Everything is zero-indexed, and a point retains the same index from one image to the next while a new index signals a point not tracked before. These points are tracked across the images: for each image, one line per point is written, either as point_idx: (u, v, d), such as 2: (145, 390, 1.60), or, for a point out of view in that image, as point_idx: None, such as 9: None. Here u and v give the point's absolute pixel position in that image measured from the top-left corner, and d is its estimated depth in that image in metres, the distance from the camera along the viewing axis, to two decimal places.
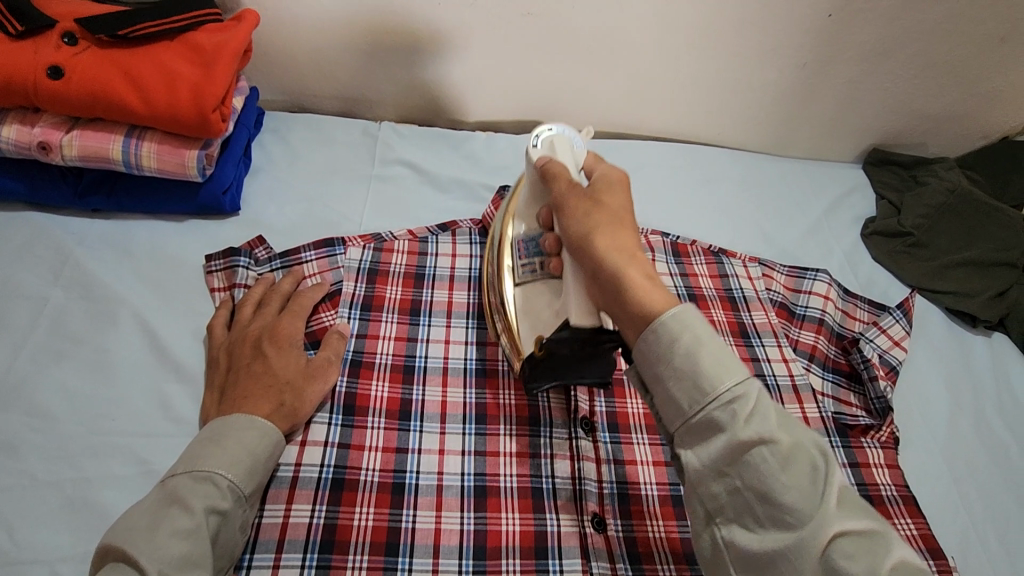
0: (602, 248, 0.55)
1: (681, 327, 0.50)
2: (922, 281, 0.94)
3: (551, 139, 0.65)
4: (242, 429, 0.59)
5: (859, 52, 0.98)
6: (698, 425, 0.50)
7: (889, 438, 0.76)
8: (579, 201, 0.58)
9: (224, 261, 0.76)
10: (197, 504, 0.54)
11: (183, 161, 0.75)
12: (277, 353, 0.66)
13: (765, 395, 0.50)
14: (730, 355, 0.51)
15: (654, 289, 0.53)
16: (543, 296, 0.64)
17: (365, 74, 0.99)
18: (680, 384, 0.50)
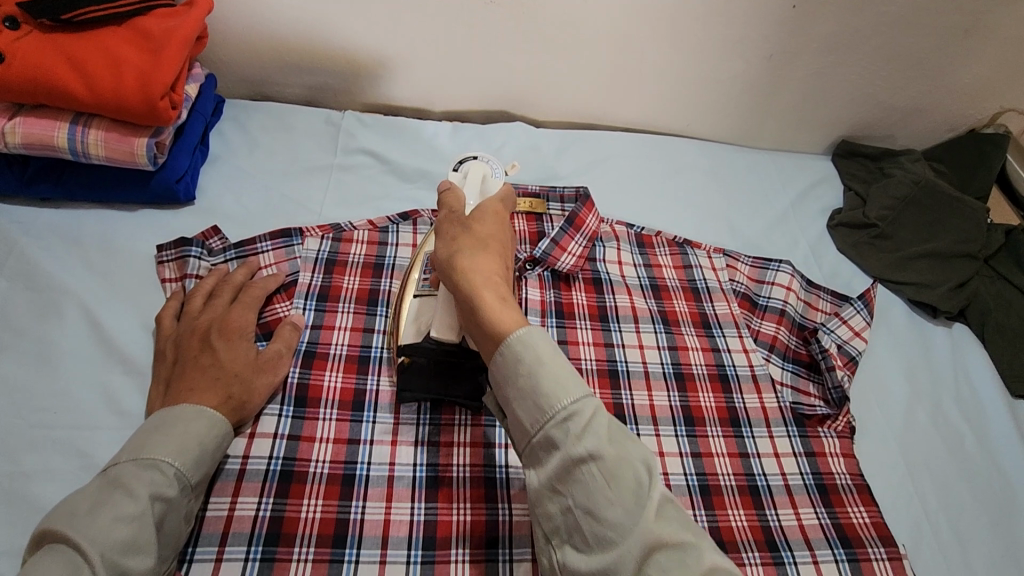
0: (462, 268, 0.59)
1: (524, 348, 0.54)
2: (885, 272, 0.95)
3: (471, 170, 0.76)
4: (188, 419, 0.58)
5: (825, 43, 0.98)
6: (539, 444, 0.53)
7: (846, 427, 0.75)
8: (452, 227, 0.65)
9: (176, 252, 0.74)
10: (141, 491, 0.52)
11: (132, 149, 0.73)
12: (226, 345, 0.65)
13: (601, 413, 0.53)
14: (571, 376, 0.54)
15: (505, 309, 0.57)
16: (429, 306, 0.67)
17: (328, 63, 0.98)
18: (523, 405, 0.54)
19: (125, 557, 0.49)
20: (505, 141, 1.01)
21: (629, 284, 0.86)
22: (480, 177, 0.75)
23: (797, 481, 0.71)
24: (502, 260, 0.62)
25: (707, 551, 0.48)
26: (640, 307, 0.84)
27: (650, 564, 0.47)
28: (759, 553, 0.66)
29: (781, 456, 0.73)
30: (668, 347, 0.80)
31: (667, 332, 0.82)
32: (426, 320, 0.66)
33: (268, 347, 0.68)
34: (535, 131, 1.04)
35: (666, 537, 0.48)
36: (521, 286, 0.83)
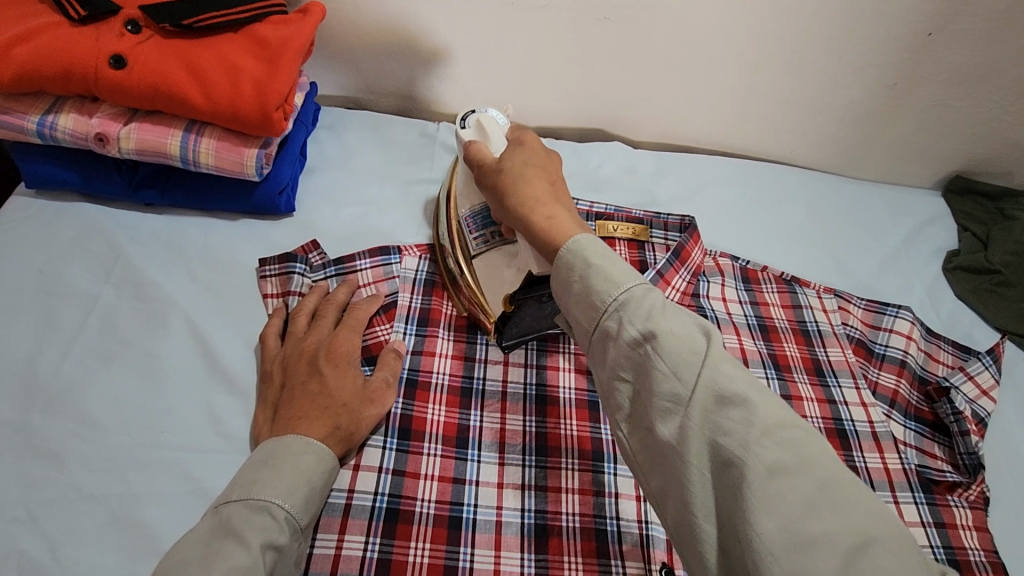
0: (521, 203, 0.57)
1: (627, 307, 0.47)
2: (1010, 324, 0.88)
3: (479, 120, 0.69)
4: (298, 453, 0.54)
5: (954, 74, 0.91)
6: (622, 378, 0.47)
7: (979, 498, 0.70)
8: (489, 175, 0.61)
9: (279, 267, 0.72)
10: (254, 539, 0.48)
11: (242, 159, 0.71)
12: (334, 371, 0.62)
13: (692, 325, 0.45)
14: (685, 324, 0.46)
15: (558, 227, 0.54)
16: (500, 262, 0.67)
17: (424, 73, 0.95)
18: (597, 324, 0.49)
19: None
20: (601, 161, 0.97)
21: (735, 323, 0.81)
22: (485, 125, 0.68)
23: (927, 555, 0.66)
24: (552, 176, 0.60)
25: (779, 411, 0.42)
26: (749, 348, 0.79)
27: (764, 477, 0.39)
28: None
29: (907, 525, 0.67)
30: (780, 396, 0.75)
31: (779, 379, 0.77)
32: (507, 271, 0.66)
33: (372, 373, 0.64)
34: (631, 152, 0.99)
35: (774, 459, 0.40)
36: None
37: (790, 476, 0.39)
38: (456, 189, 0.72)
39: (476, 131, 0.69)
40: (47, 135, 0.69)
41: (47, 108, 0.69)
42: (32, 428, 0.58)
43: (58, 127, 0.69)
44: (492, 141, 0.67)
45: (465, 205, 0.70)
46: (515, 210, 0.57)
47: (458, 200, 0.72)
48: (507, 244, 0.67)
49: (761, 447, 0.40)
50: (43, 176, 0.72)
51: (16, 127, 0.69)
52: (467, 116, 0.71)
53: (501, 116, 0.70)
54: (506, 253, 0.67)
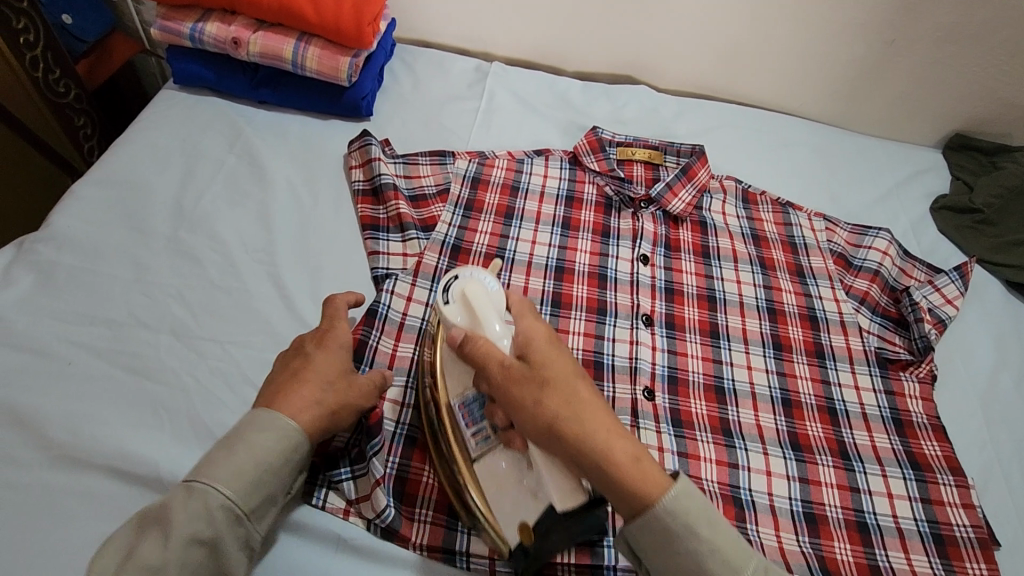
0: (576, 432, 0.54)
1: (658, 512, 0.52)
2: (984, 253, 0.99)
3: (465, 293, 0.62)
4: (262, 432, 0.56)
5: (950, 33, 1.03)
6: (671, 552, 0.52)
7: (928, 374, 0.81)
8: (523, 386, 0.56)
9: (359, 143, 0.90)
10: (178, 531, 0.51)
11: (337, 65, 0.91)
12: (320, 352, 0.63)
13: (721, 525, 0.53)
14: (691, 495, 0.53)
15: (644, 468, 0.53)
16: (509, 479, 0.60)
17: (483, 18, 1.13)
18: (650, 526, 0.52)
19: None
20: (628, 101, 1.13)
21: (731, 231, 0.95)
22: (479, 293, 0.61)
23: (874, 411, 0.78)
24: (593, 391, 0.57)
25: None
26: (740, 250, 0.93)
27: None
28: (832, 458, 0.73)
29: (861, 389, 0.80)
30: (763, 286, 0.89)
31: (764, 274, 0.90)
32: (525, 498, 0.59)
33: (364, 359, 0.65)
34: (656, 95, 1.15)
35: None
36: (637, 219, 0.94)
37: None
38: (449, 362, 0.65)
39: (463, 310, 0.62)
40: (196, 39, 0.91)
41: (198, 18, 0.91)
42: (179, 240, 0.78)
43: (205, 33, 0.90)
44: (493, 325, 0.60)
45: (454, 394, 0.63)
46: (578, 447, 0.53)
47: (444, 368, 0.65)
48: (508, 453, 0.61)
49: None
50: (186, 72, 0.94)
51: (175, 32, 0.91)
52: (449, 284, 0.64)
53: (489, 281, 0.64)
54: (512, 468, 0.61)
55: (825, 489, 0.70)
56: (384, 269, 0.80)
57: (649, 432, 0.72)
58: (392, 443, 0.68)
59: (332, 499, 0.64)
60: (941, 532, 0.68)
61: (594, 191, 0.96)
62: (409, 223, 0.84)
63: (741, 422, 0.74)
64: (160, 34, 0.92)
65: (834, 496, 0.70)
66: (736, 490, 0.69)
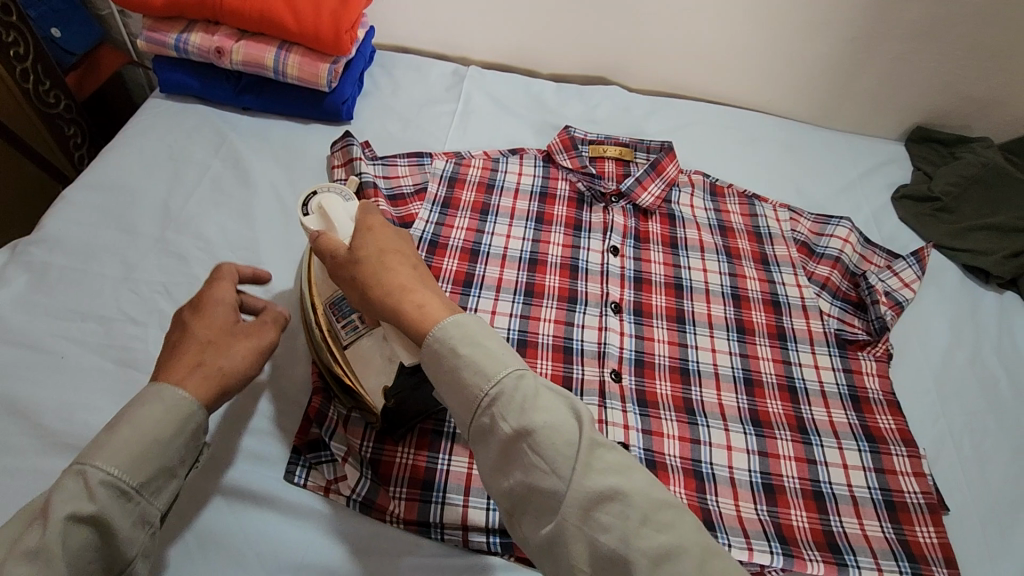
0: (380, 288, 0.58)
1: (439, 343, 0.53)
2: (943, 239, 1.02)
3: (322, 205, 0.67)
4: (136, 405, 0.54)
5: (906, 29, 1.07)
6: (478, 425, 0.52)
7: (884, 353, 0.85)
8: (352, 262, 0.60)
9: (341, 144, 0.95)
10: (57, 510, 0.48)
11: (316, 72, 0.95)
12: (198, 315, 0.62)
13: (523, 379, 0.51)
14: (492, 352, 0.53)
15: (429, 313, 0.56)
16: (370, 352, 0.67)
17: (460, 24, 1.17)
18: (451, 392, 0.53)
19: None
20: (601, 101, 1.17)
21: (699, 222, 0.99)
22: (330, 207, 0.66)
23: (833, 389, 0.82)
24: (409, 257, 0.61)
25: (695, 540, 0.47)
26: (706, 240, 0.97)
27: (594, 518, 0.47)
28: (791, 433, 0.77)
29: (820, 368, 0.84)
30: (728, 273, 0.93)
31: (729, 262, 0.94)
32: (380, 365, 0.67)
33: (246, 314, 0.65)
34: (628, 95, 1.19)
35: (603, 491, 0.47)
36: (607, 212, 0.98)
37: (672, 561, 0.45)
38: (318, 277, 0.71)
39: (319, 218, 0.67)
40: (181, 49, 0.95)
41: (183, 29, 0.95)
42: (167, 240, 0.82)
43: (190, 44, 0.94)
44: (341, 228, 0.65)
45: (326, 294, 0.70)
46: (386, 304, 0.57)
47: (317, 281, 0.71)
48: (368, 338, 0.68)
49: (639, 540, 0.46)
50: (173, 81, 0.98)
51: (161, 43, 0.95)
52: (308, 200, 0.69)
53: (348, 200, 0.68)
54: (376, 347, 0.67)
55: (783, 462, 0.74)
56: None
57: (616, 411, 0.76)
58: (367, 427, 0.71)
59: (313, 477, 0.68)
60: (892, 498, 0.72)
61: (567, 187, 1.00)
62: (388, 220, 0.88)
63: (704, 401, 0.78)
64: (147, 45, 0.96)
65: (791, 467, 0.73)
66: (698, 464, 0.73)
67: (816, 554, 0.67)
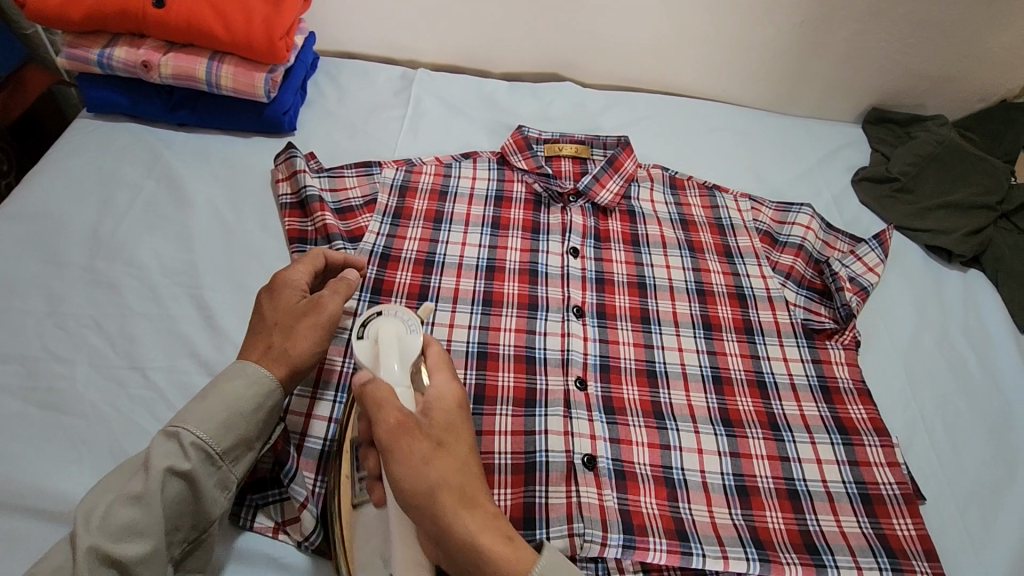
0: (453, 509, 0.53)
1: (450, 515, 0.53)
2: (904, 220, 1.02)
3: (377, 331, 0.60)
4: (222, 379, 0.61)
5: (856, 11, 1.07)
6: None
7: (852, 341, 0.84)
8: (418, 441, 0.54)
9: (285, 156, 0.90)
10: (156, 465, 0.55)
11: (253, 82, 0.90)
12: (271, 297, 0.67)
13: (520, 549, 0.54)
14: (488, 524, 0.54)
15: (518, 546, 0.54)
16: (376, 530, 0.58)
17: (405, 25, 1.13)
18: (463, 569, 0.54)
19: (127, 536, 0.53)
20: (555, 98, 1.14)
21: (660, 217, 0.97)
22: (393, 338, 0.59)
23: (802, 381, 0.80)
24: (467, 463, 0.56)
25: None
26: (668, 236, 0.94)
27: None
28: (762, 430, 0.74)
29: (789, 360, 0.82)
30: (692, 269, 0.91)
31: (692, 257, 0.92)
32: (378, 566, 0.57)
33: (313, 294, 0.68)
34: (583, 91, 1.16)
35: None
36: (565, 213, 0.95)
37: None
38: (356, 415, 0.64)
39: (370, 352, 0.59)
40: (105, 65, 0.89)
41: (105, 44, 0.89)
42: (97, 269, 0.77)
43: (114, 58, 0.89)
44: (395, 378, 0.58)
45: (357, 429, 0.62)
46: (428, 498, 0.53)
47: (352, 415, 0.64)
48: (374, 509, 0.59)
49: None
50: (100, 99, 0.93)
51: (82, 59, 0.89)
52: (368, 318, 0.61)
53: (411, 328, 0.61)
54: (379, 524, 0.58)
55: (755, 461, 0.72)
56: None
57: (582, 421, 0.73)
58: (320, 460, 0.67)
59: (261, 519, 0.64)
60: (868, 491, 0.70)
61: (523, 189, 0.97)
62: (336, 235, 0.84)
63: (672, 404, 0.76)
64: (68, 62, 0.90)
65: (764, 467, 0.71)
66: (668, 470, 0.70)
67: (793, 556, 0.65)
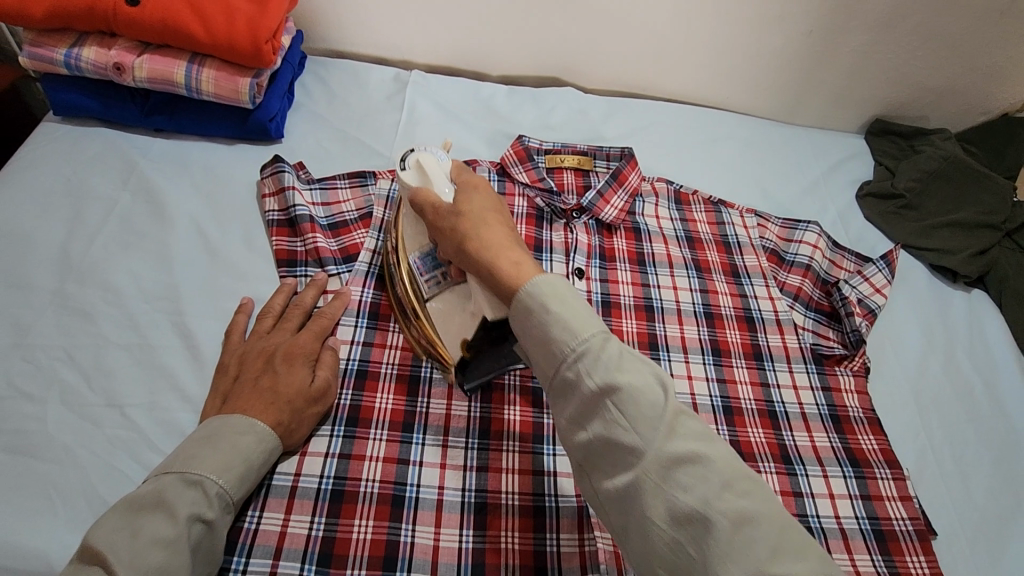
0: (477, 249, 0.59)
1: (595, 386, 0.49)
2: (908, 238, 1.00)
3: (418, 161, 0.68)
4: (240, 433, 0.58)
5: (866, 21, 1.04)
6: (627, 495, 0.48)
7: (861, 367, 0.82)
8: (445, 221, 0.62)
9: (272, 168, 0.83)
10: (180, 512, 0.52)
11: (237, 88, 0.84)
12: (287, 368, 0.64)
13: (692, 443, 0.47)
14: (653, 407, 0.48)
15: (524, 271, 0.56)
16: (454, 305, 0.68)
17: (399, 26, 1.07)
18: (601, 446, 0.49)
19: None
20: (555, 105, 1.10)
21: (665, 235, 0.94)
22: (424, 166, 0.67)
23: (813, 410, 0.78)
24: (508, 230, 0.61)
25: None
26: (674, 255, 0.91)
27: None
28: (775, 463, 0.73)
29: (799, 388, 0.80)
30: (699, 290, 0.88)
31: (699, 277, 0.89)
32: (466, 319, 0.66)
33: (318, 375, 0.66)
34: (584, 97, 1.12)
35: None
36: (569, 230, 0.91)
37: None
38: (405, 233, 0.72)
39: (416, 173, 0.68)
40: (73, 66, 0.82)
41: (73, 43, 0.82)
42: (68, 294, 0.71)
43: (82, 59, 0.82)
44: (439, 186, 0.66)
45: (412, 248, 0.71)
46: (469, 252, 0.60)
47: (404, 229, 0.73)
48: (453, 297, 0.68)
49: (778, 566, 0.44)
50: (67, 102, 0.86)
51: (48, 59, 0.82)
52: (406, 155, 0.70)
53: (441, 154, 0.70)
54: (459, 293, 0.68)
55: None
56: None
57: None
58: (257, 495, 0.62)
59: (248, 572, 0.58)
60: (881, 527, 0.69)
61: (525, 204, 0.93)
62: (328, 259, 0.79)
63: None
64: (32, 62, 0.83)
65: (778, 503, 0.70)
66: None
67: None
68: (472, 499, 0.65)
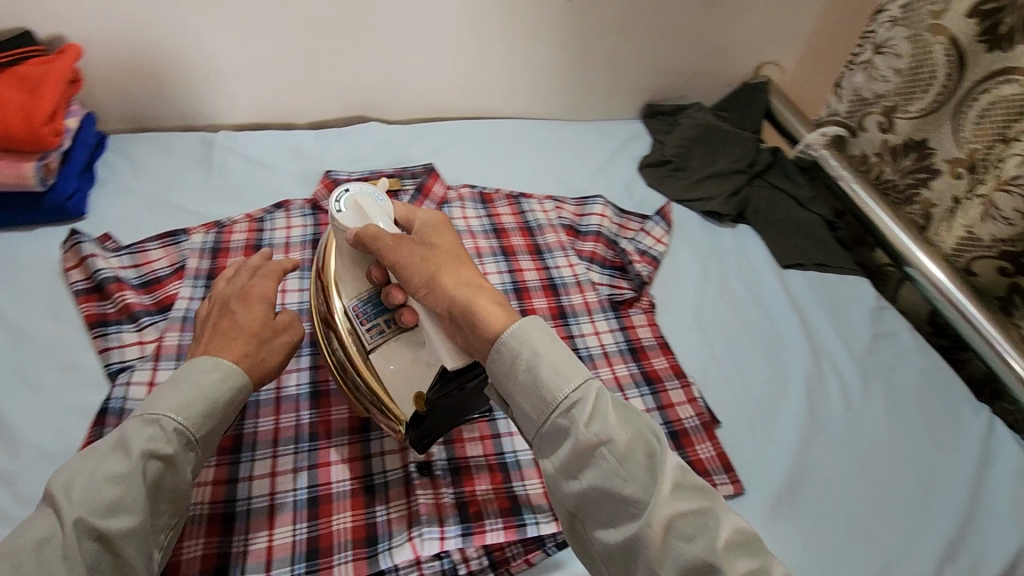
0: (464, 295, 0.60)
1: (517, 342, 0.56)
2: (681, 194, 1.18)
3: (355, 201, 0.66)
4: (205, 372, 0.60)
5: (607, 26, 1.23)
6: (548, 434, 0.55)
7: (648, 304, 0.96)
8: (414, 247, 0.63)
9: (70, 243, 0.87)
10: (134, 447, 0.54)
11: (21, 173, 0.86)
12: (244, 307, 0.67)
13: (604, 397, 0.55)
14: (571, 362, 0.56)
15: (503, 308, 0.60)
16: (400, 354, 0.63)
17: (197, 94, 1.14)
18: (527, 400, 0.56)
19: (110, 515, 0.52)
20: (362, 139, 1.20)
21: (473, 231, 1.04)
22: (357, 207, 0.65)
23: (612, 347, 0.90)
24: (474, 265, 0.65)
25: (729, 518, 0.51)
26: (483, 246, 1.02)
27: (673, 536, 0.50)
28: None
29: (600, 332, 0.92)
30: (507, 271, 0.99)
31: (506, 261, 1.00)
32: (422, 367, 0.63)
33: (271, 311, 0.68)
34: (389, 128, 1.23)
35: (681, 511, 0.50)
36: None
37: (706, 521, 0.50)
38: (332, 274, 0.67)
39: (355, 215, 0.65)
40: None
41: None
42: None
43: None
44: (380, 222, 0.65)
45: (348, 295, 0.66)
46: (441, 287, 0.60)
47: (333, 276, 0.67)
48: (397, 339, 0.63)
49: (662, 504, 0.50)
50: None
51: None
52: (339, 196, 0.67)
53: (378, 194, 0.68)
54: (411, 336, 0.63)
55: None
56: (119, 363, 0.77)
57: None
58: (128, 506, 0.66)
59: None
60: (674, 428, 0.81)
61: None
62: (140, 311, 0.82)
63: None
64: None
65: None
66: (502, 456, 0.75)
67: None
68: (302, 496, 0.69)
